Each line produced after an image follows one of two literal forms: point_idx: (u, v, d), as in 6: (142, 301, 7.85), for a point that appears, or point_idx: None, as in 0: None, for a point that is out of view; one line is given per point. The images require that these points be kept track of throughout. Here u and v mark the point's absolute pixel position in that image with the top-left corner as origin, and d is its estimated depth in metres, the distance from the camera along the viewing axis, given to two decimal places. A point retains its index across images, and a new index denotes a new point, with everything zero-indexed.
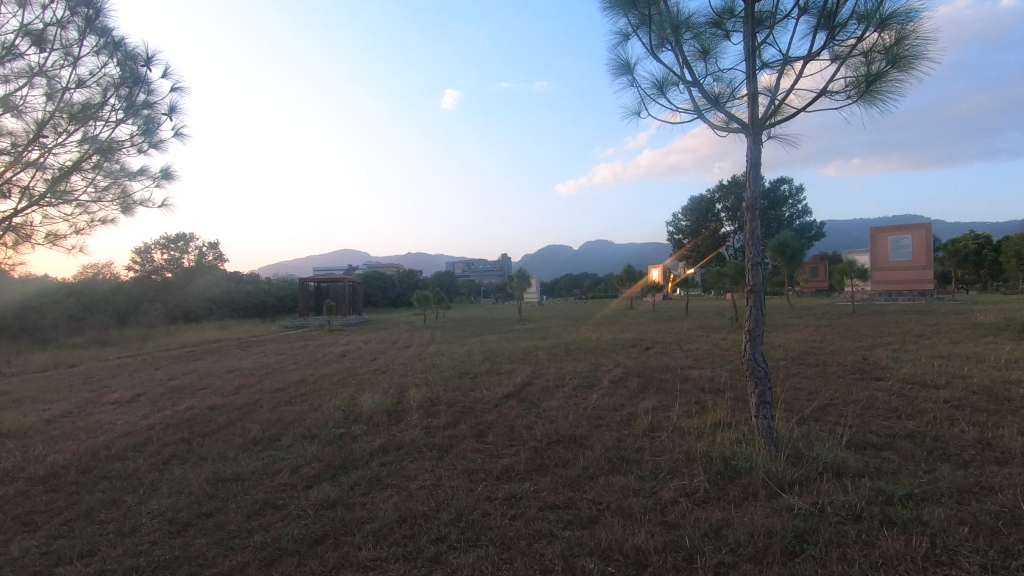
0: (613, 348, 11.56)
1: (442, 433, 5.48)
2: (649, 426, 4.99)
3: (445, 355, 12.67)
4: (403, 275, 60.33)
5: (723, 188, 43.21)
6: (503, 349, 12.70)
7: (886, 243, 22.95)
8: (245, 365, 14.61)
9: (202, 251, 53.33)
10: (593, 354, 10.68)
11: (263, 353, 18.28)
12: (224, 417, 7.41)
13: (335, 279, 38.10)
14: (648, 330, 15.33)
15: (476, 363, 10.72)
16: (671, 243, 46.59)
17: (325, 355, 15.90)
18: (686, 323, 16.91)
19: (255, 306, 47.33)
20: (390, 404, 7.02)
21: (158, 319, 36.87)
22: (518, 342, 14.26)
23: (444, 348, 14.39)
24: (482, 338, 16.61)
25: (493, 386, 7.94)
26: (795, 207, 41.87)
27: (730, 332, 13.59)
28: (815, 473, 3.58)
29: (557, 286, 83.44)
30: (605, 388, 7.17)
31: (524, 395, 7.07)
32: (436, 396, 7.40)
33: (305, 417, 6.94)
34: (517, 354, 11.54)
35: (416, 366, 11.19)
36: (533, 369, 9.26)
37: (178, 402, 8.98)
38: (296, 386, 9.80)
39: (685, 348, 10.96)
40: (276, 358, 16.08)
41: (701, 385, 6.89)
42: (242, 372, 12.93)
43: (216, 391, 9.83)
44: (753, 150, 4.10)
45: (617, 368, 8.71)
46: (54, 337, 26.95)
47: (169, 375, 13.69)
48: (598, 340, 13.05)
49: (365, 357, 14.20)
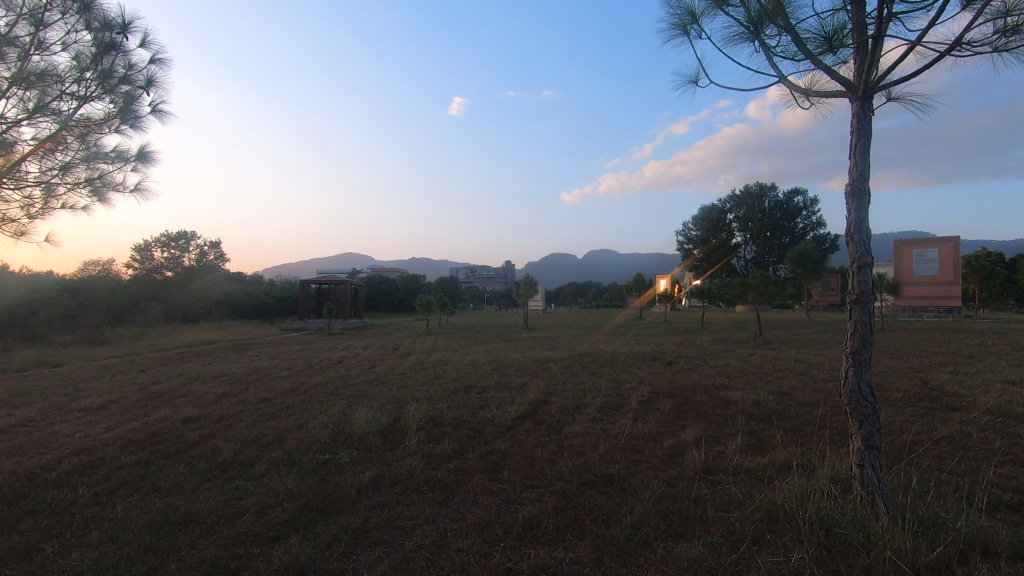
0: (633, 362, 10.58)
1: (446, 466, 4.52)
2: (703, 466, 4.02)
3: (448, 365, 11.72)
4: (407, 280, 59.45)
5: (735, 198, 42.22)
6: (511, 359, 11.73)
7: (911, 257, 21.94)
8: (235, 369, 13.68)
9: (203, 250, 52.51)
10: (612, 369, 9.70)
11: (256, 357, 17.35)
12: (195, 433, 6.47)
13: (337, 282, 37.21)
14: (665, 343, 14.33)
15: (483, 375, 9.76)
16: (681, 253, 45.59)
17: (321, 361, 14.93)
18: (705, 336, 15.90)
19: (256, 307, 46.40)
20: (386, 423, 6.07)
21: (155, 318, 35.98)
22: (527, 352, 13.27)
23: (447, 357, 13.42)
24: (487, 347, 15.63)
25: (504, 404, 6.98)
26: (809, 219, 40.90)
27: (756, 347, 12.57)
28: (958, 552, 2.63)
29: (562, 295, 82.87)
30: (635, 410, 6.20)
31: (540, 416, 6.12)
32: (439, 414, 6.44)
33: (286, 436, 6.00)
34: (527, 366, 10.56)
35: (417, 376, 10.23)
36: (547, 384, 8.28)
37: (150, 413, 8.05)
38: (283, 396, 8.86)
39: (713, 364, 9.98)
40: (268, 363, 15.15)
41: (747, 411, 5.93)
42: (229, 378, 12.00)
43: (195, 400, 8.91)
44: (864, 116, 3.17)
45: (642, 386, 7.75)
46: (45, 334, 26.09)
47: (151, 379, 12.76)
48: (614, 353, 12.06)
49: (362, 365, 13.25)
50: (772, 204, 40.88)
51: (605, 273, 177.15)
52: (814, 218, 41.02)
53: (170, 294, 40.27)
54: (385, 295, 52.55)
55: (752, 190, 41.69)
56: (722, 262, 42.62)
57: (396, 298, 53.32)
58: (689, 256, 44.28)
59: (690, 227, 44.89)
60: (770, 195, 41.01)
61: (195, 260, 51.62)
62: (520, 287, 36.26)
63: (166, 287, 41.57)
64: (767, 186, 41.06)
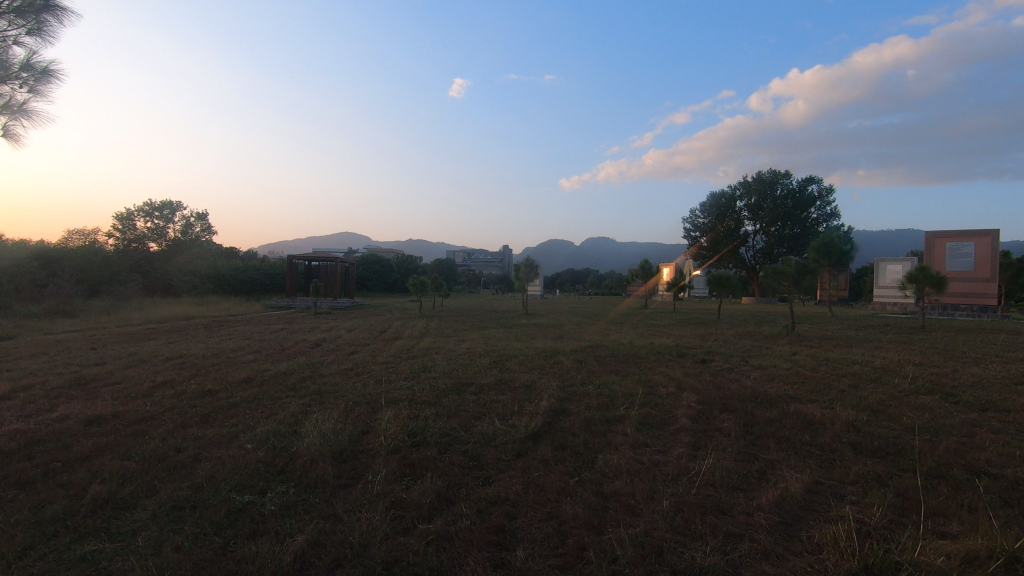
0: (657, 358, 8.90)
1: (424, 529, 2.86)
2: (856, 562, 2.37)
3: (438, 354, 10.01)
4: (403, 260, 57.72)
5: (746, 185, 40.35)
6: (514, 350, 10.12)
7: (943, 250, 20.38)
8: (195, 351, 11.91)
9: (189, 222, 50.37)
10: (637, 367, 8.01)
11: (227, 336, 15.61)
12: (86, 444, 4.73)
13: (327, 259, 35.26)
14: (686, 335, 12.63)
15: (481, 370, 8.06)
16: (687, 240, 43.94)
17: (298, 342, 13.27)
18: (728, 329, 14.23)
19: (243, 282, 44.39)
20: (344, 440, 4.35)
21: (134, 291, 33.97)
22: (530, 342, 11.56)
23: (439, 344, 11.69)
24: (483, 334, 13.90)
25: (509, 414, 5.27)
26: (823, 209, 39.02)
27: (793, 344, 11.01)
28: None
29: (558, 281, 81.74)
30: (691, 432, 4.54)
31: (560, 436, 4.45)
32: (422, 427, 4.77)
33: (206, 455, 4.29)
34: (533, 360, 8.85)
35: (402, 368, 8.52)
36: (560, 386, 6.61)
37: (56, 406, 6.32)
38: (232, 388, 7.14)
39: (756, 366, 8.27)
40: (237, 344, 13.38)
41: (850, 442, 4.27)
42: (185, 361, 10.28)
43: (122, 390, 7.17)
44: None
45: (684, 393, 6.08)
46: (7, 304, 24.11)
47: (94, 359, 10.97)
48: (633, 346, 10.36)
49: (341, 350, 11.52)
50: (786, 193, 38.96)
51: (603, 260, 175.18)
52: (828, 209, 39.14)
53: (151, 265, 38.23)
54: (378, 275, 50.64)
55: (765, 177, 39.76)
56: (729, 250, 40.97)
57: (389, 278, 51.49)
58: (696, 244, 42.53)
59: (697, 214, 43.12)
60: (783, 182, 39.07)
61: (180, 231, 49.32)
62: (520, 270, 34.42)
63: (148, 258, 39.57)
64: (780, 173, 39.12)
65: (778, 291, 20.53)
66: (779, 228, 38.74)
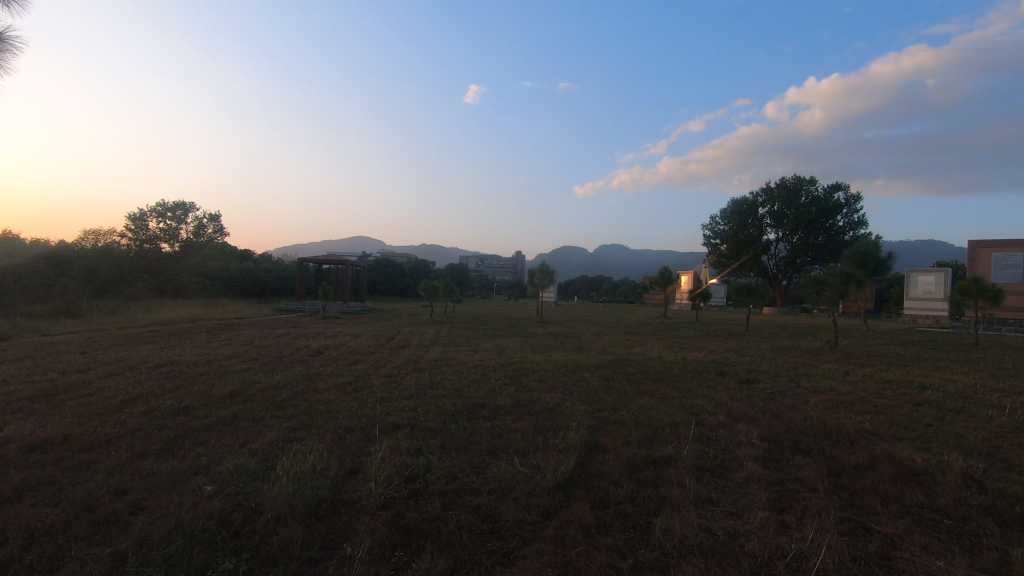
0: (695, 377, 7.89)
1: None
2: None
3: (448, 366, 9.07)
4: (415, 265, 57.09)
5: (769, 191, 38.98)
6: (531, 363, 9.16)
7: (989, 260, 19.05)
8: (188, 357, 11.10)
9: (202, 223, 50.14)
10: (675, 388, 7.00)
11: (227, 341, 14.80)
12: (12, 479, 3.86)
13: (337, 262, 34.57)
14: (719, 349, 11.55)
15: (496, 387, 7.10)
16: (707, 247, 42.72)
17: (300, 349, 12.44)
18: (762, 343, 13.09)
19: (254, 284, 43.87)
20: (325, 487, 3.44)
21: (143, 292, 33.51)
22: (549, 354, 10.57)
23: (449, 354, 10.74)
24: (498, 343, 12.97)
25: (530, 449, 4.32)
26: (850, 216, 37.51)
27: (842, 361, 9.91)
28: None
29: (571, 288, 80.76)
30: (765, 484, 3.56)
31: (598, 487, 3.49)
32: (424, 467, 3.84)
33: (149, 504, 3.39)
34: (553, 376, 7.85)
35: (407, 382, 7.60)
36: (590, 412, 5.65)
37: (8, 423, 5.51)
38: (212, 405, 6.25)
39: (810, 388, 7.22)
40: (235, 350, 12.56)
41: (983, 507, 3.25)
42: (173, 370, 9.43)
43: (89, 405, 6.32)
44: None
45: (739, 424, 5.07)
46: (11, 303, 23.62)
47: (79, 365, 10.18)
48: (664, 361, 9.32)
49: (343, 359, 10.61)
50: (810, 200, 37.54)
51: (617, 267, 173.66)
52: (856, 216, 37.61)
53: (161, 266, 37.82)
54: (389, 279, 49.95)
55: (789, 183, 38.40)
56: (751, 258, 39.75)
57: (402, 282, 50.81)
58: (716, 252, 41.26)
59: (718, 220, 41.95)
60: (808, 188, 37.66)
61: (193, 233, 49.00)
62: (535, 275, 33.38)
63: (159, 258, 39.20)
64: (805, 179, 37.72)
65: (810, 302, 19.25)
66: (803, 236, 37.36)
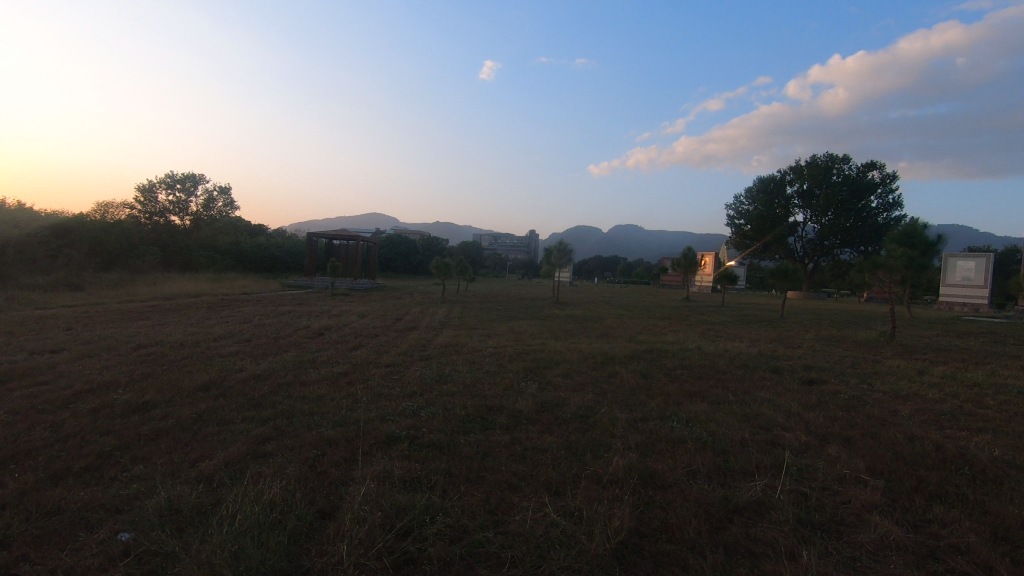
0: (748, 374, 6.73)
1: None
2: None
3: (459, 355, 8.00)
4: (428, 242, 56.07)
5: (799, 168, 37.21)
6: (553, 353, 8.06)
7: None
8: (175, 337, 10.15)
9: (212, 196, 49.33)
10: (728, 391, 5.85)
11: (226, 319, 13.90)
12: None
13: (348, 238, 33.57)
14: (761, 339, 10.34)
15: (516, 384, 6.01)
16: (730, 227, 41.08)
17: (300, 330, 11.47)
18: (806, 332, 11.85)
19: (264, 259, 43.14)
20: (280, 550, 2.40)
21: (151, 265, 32.84)
22: (572, 341, 9.44)
23: (461, 340, 9.67)
24: (514, 327, 11.89)
25: (565, 483, 3.25)
26: (884, 196, 35.59)
27: (908, 357, 8.67)
28: None
29: (586, 269, 79.51)
30: (914, 561, 2.44)
31: (672, 561, 2.40)
32: (421, 514, 2.77)
33: (28, 569, 2.37)
34: (580, 371, 6.74)
35: (410, 375, 6.53)
36: (633, 423, 4.55)
37: None
38: (176, 401, 5.23)
39: (890, 392, 6.04)
40: (229, 330, 11.58)
41: None
42: (152, 353, 8.45)
43: (35, 397, 5.36)
44: None
45: (831, 448, 3.93)
46: (13, 275, 22.94)
47: (54, 344, 9.25)
48: (706, 353, 8.16)
49: (343, 342, 9.59)
50: (842, 178, 35.70)
51: (632, 248, 171.44)
52: (891, 197, 35.68)
53: (171, 238, 37.11)
54: (401, 256, 48.95)
55: (819, 161, 36.53)
56: (776, 239, 38.18)
57: (414, 259, 49.89)
58: (739, 232, 39.56)
59: (743, 200, 40.28)
60: (840, 166, 35.80)
61: (203, 205, 48.21)
62: (552, 254, 32.03)
63: (168, 231, 38.49)
64: (838, 157, 35.84)
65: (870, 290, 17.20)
66: (833, 217, 35.60)
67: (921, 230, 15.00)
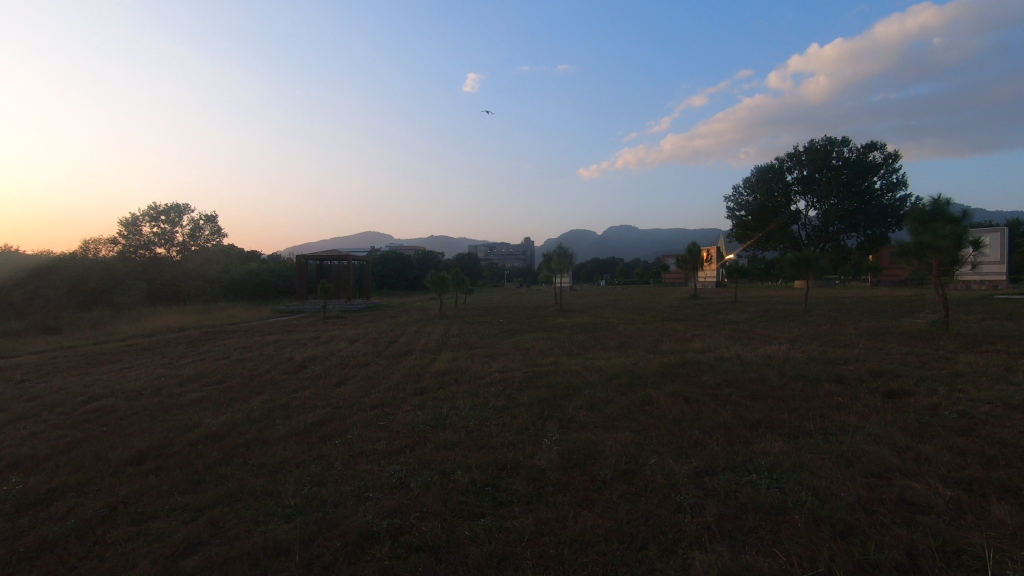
0: (810, 389, 5.53)
1: None
2: None
3: (459, 386, 6.78)
4: (422, 257, 54.94)
5: (797, 154, 36.22)
6: (569, 376, 6.84)
7: None
8: (136, 384, 8.90)
9: (198, 225, 48.10)
10: (800, 416, 4.65)
11: (203, 356, 12.65)
12: None
13: (339, 258, 32.36)
14: (800, 339, 9.13)
15: (531, 425, 4.80)
16: (730, 220, 39.96)
17: (281, 364, 10.22)
18: (843, 327, 10.64)
19: (255, 286, 41.89)
20: None
21: (136, 300, 31.52)
22: (588, 358, 8.22)
23: (461, 364, 8.44)
24: (519, 343, 10.69)
25: None
26: (887, 176, 34.55)
27: (979, 349, 7.45)
28: None
29: (584, 272, 78.59)
30: None
31: None
32: None
33: None
34: (608, 400, 5.55)
35: (400, 420, 5.33)
36: (698, 482, 3.35)
37: None
38: (93, 487, 4.02)
39: (999, 402, 4.83)
40: (202, 370, 10.32)
41: None
42: (99, 408, 7.19)
43: None
44: None
45: (997, 509, 2.73)
46: None
47: None
48: (748, 363, 6.94)
49: (326, 377, 8.37)
50: (842, 162, 34.71)
51: (627, 248, 170.59)
52: (894, 176, 34.65)
53: (157, 271, 35.83)
54: (396, 273, 47.77)
55: (818, 145, 35.51)
56: (780, 228, 37.05)
57: (410, 275, 48.66)
58: (740, 223, 38.40)
59: (741, 191, 39.28)
60: (840, 149, 34.76)
61: (189, 235, 46.93)
62: (553, 260, 30.72)
63: (154, 264, 37.19)
64: (836, 139, 34.82)
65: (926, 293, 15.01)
66: (836, 201, 34.53)
67: (945, 208, 13.19)
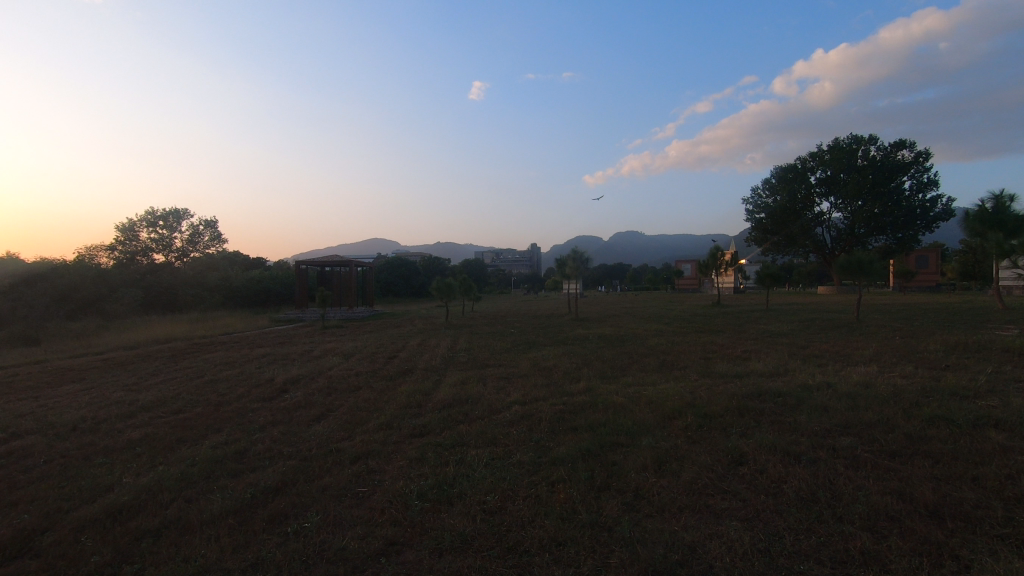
0: (972, 443, 3.88)
1: None
2: None
3: (470, 426, 5.15)
4: (428, 263, 53.37)
5: (820, 154, 34.51)
6: (616, 414, 5.20)
7: None
8: (78, 415, 7.33)
9: (198, 231, 46.82)
10: (999, 498, 3.02)
11: (176, 375, 11.07)
12: None
13: (341, 264, 30.86)
14: (886, 359, 7.45)
15: (583, 505, 3.19)
16: (749, 223, 38.14)
17: (259, 387, 8.64)
18: (923, 342, 8.91)
19: (255, 294, 40.48)
20: None
21: (131, 308, 30.15)
22: (631, 385, 6.57)
23: (471, 390, 6.84)
24: (539, 362, 9.05)
25: None
26: (917, 177, 32.74)
27: None
28: None
29: (593, 277, 77.04)
30: None
31: None
32: None
33: None
34: (684, 456, 3.93)
35: (389, 486, 3.73)
36: None
37: None
38: None
39: None
40: (166, 394, 8.73)
41: None
42: (10, 452, 5.60)
43: None
44: None
45: None
46: None
47: None
48: (849, 395, 5.29)
49: (305, 408, 6.78)
50: (868, 162, 32.96)
51: (635, 253, 168.62)
52: (924, 176, 32.83)
53: (153, 278, 34.47)
54: (400, 279, 46.22)
55: (843, 145, 33.81)
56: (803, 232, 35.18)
57: (415, 282, 47.07)
58: (760, 227, 36.65)
59: (761, 193, 37.59)
60: (866, 148, 33.07)
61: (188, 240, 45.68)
62: (566, 265, 28.99)
63: (150, 270, 35.81)
64: (862, 138, 33.11)
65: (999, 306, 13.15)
66: (864, 203, 32.70)
67: (1008, 208, 11.53)
